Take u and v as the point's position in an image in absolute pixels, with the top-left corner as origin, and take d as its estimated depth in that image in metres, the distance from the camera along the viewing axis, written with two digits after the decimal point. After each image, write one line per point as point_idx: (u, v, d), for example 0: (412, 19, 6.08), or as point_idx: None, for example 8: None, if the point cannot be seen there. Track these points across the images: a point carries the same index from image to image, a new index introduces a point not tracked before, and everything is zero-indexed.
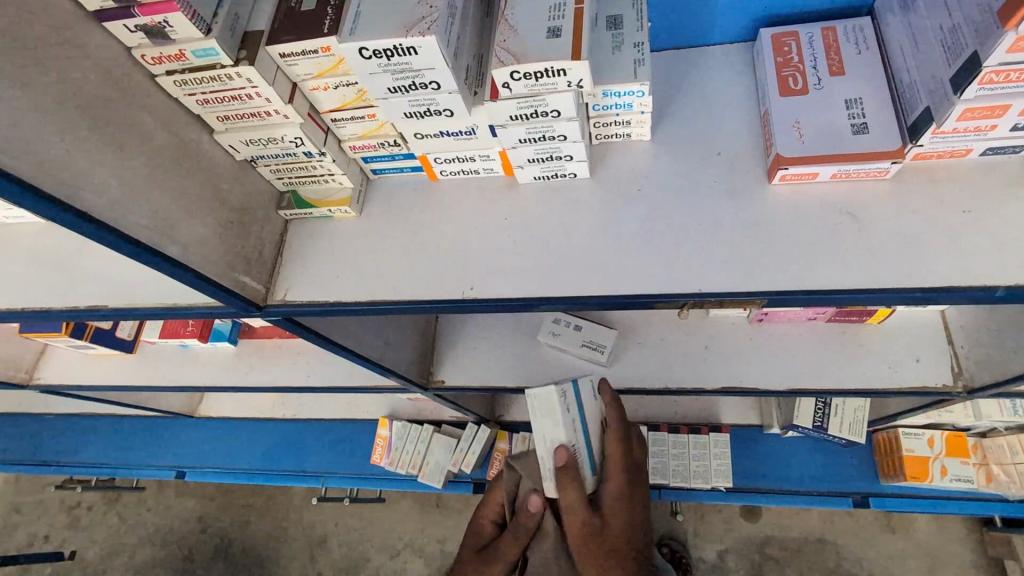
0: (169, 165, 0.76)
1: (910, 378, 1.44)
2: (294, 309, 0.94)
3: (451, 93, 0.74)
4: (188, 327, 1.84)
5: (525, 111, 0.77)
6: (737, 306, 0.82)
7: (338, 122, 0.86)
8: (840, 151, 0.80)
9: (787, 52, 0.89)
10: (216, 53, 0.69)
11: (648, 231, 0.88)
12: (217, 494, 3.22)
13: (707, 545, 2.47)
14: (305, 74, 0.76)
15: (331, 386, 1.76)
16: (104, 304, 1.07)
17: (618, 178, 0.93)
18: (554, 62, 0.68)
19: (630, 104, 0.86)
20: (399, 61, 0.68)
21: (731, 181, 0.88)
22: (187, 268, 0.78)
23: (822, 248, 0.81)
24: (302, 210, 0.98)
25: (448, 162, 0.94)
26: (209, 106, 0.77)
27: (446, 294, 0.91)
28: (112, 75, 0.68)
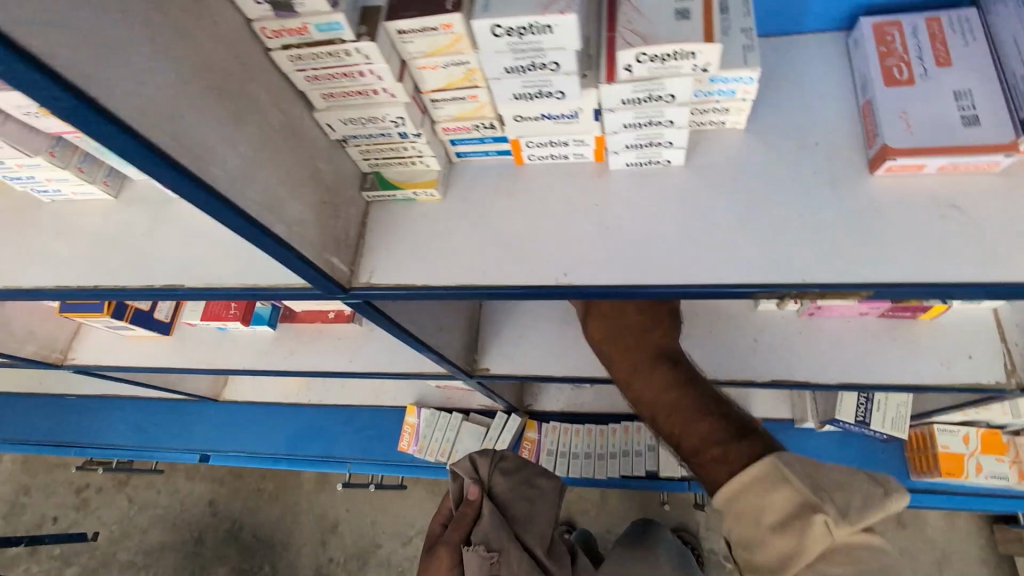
0: (278, 142, 0.75)
1: (963, 375, 1.45)
2: (380, 293, 0.94)
3: (569, 75, 0.73)
4: (230, 310, 1.78)
5: (639, 95, 0.76)
6: (839, 297, 0.82)
7: (437, 103, 0.85)
8: (951, 143, 0.79)
9: (889, 42, 0.88)
10: (340, 28, 0.68)
11: (744, 219, 0.87)
12: (227, 478, 3.23)
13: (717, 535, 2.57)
14: (417, 53, 0.75)
15: (372, 372, 1.75)
16: (181, 284, 1.04)
17: (712, 167, 0.92)
18: (685, 44, 0.67)
19: (734, 91, 0.85)
20: (530, 40, 0.66)
21: (830, 171, 0.87)
22: (290, 248, 0.77)
23: (928, 241, 0.80)
24: (386, 192, 0.97)
25: (539, 147, 0.92)
26: (317, 83, 0.76)
27: (537, 280, 0.90)
28: (235, 48, 0.67)
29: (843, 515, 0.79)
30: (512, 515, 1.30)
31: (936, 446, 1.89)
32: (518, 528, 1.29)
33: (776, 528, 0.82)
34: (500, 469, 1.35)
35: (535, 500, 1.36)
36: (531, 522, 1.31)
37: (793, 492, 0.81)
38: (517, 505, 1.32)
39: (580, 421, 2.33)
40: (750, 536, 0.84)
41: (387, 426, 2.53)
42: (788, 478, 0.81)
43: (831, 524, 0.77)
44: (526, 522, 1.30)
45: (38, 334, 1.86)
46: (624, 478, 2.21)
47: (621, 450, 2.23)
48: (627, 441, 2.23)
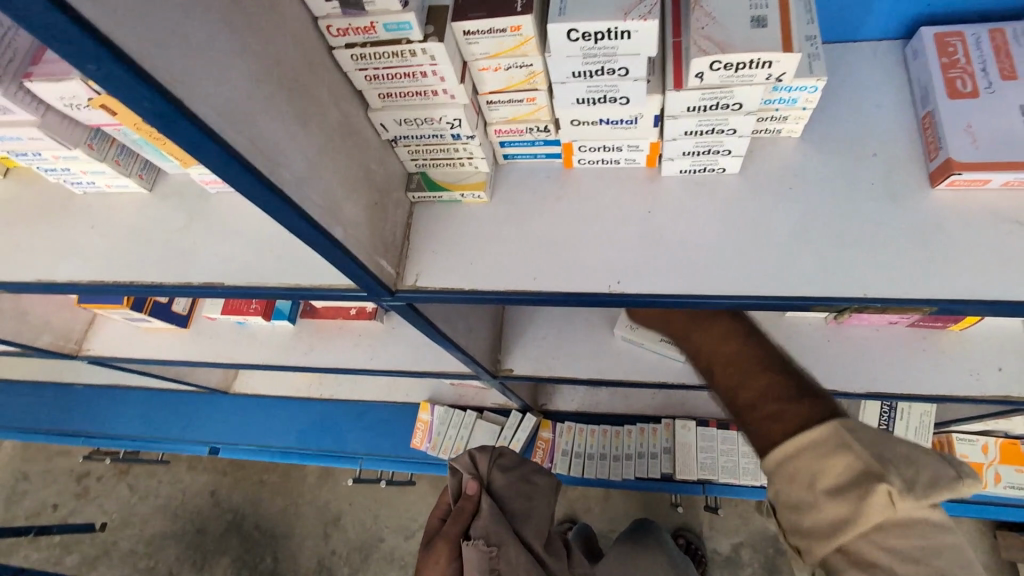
0: (337, 142, 0.73)
1: (992, 387, 1.44)
2: (426, 296, 0.92)
3: (637, 81, 0.71)
4: (251, 305, 1.75)
5: (705, 103, 0.74)
6: (899, 312, 0.81)
7: (492, 105, 0.83)
8: (1019, 158, 0.78)
9: (952, 53, 0.87)
10: (409, 28, 0.66)
11: (801, 230, 0.86)
12: (230, 469, 3.22)
13: (723, 538, 2.57)
14: (481, 54, 0.73)
15: (393, 370, 1.73)
16: (220, 283, 1.03)
17: (766, 175, 0.90)
18: (762, 53, 0.65)
19: (795, 100, 0.83)
20: (604, 45, 0.65)
21: (889, 183, 0.86)
22: (345, 251, 0.76)
23: (993, 255, 0.79)
24: (432, 193, 0.95)
25: (591, 151, 0.91)
26: (376, 82, 0.74)
27: (588, 288, 0.89)
28: (302, 46, 0.65)
29: (907, 488, 0.63)
30: (510, 510, 1.27)
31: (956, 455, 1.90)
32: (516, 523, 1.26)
33: (831, 495, 0.66)
34: (498, 464, 1.31)
35: (534, 497, 1.32)
36: (528, 517, 1.28)
37: (853, 458, 0.66)
38: (515, 500, 1.28)
39: (595, 421, 2.32)
40: (795, 498, 0.68)
41: (399, 422, 2.51)
42: (848, 443, 0.67)
43: (894, 495, 0.62)
44: (524, 516, 1.28)
45: (54, 324, 1.84)
46: (641, 479, 2.20)
47: (637, 451, 2.22)
48: (643, 443, 2.22)
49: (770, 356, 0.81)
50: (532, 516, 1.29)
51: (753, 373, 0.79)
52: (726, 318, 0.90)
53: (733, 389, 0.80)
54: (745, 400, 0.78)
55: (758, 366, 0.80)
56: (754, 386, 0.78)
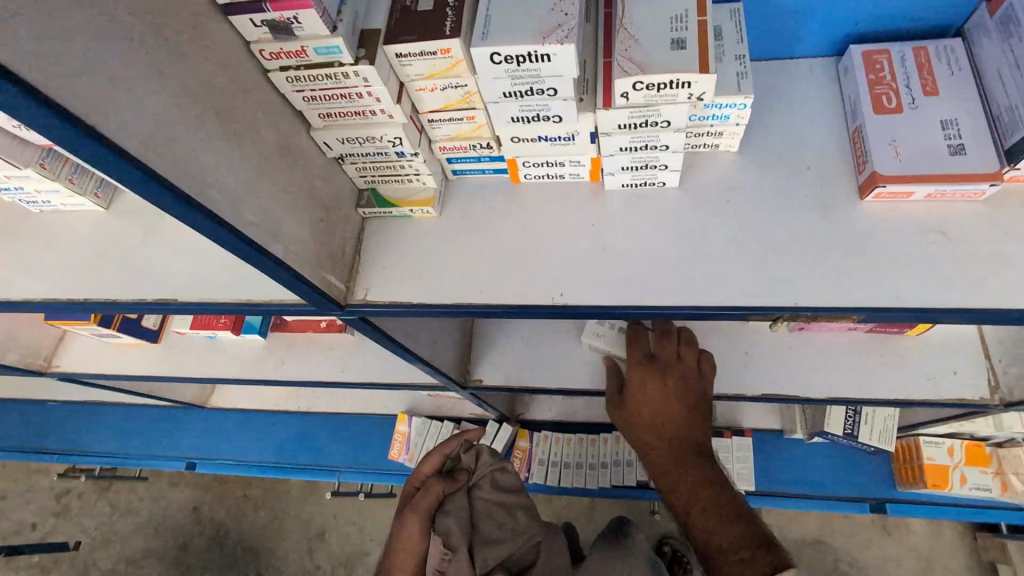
0: (275, 161, 0.75)
1: (948, 390, 1.47)
2: (376, 310, 0.93)
3: (566, 100, 0.73)
4: (220, 319, 1.76)
5: (635, 120, 0.77)
6: (831, 320, 0.83)
7: (434, 123, 0.85)
8: (938, 171, 0.81)
9: (878, 70, 0.90)
10: (339, 51, 0.68)
11: (738, 241, 0.88)
12: (213, 484, 3.19)
13: None
14: (416, 75, 0.75)
15: (363, 382, 1.74)
16: (173, 299, 1.03)
17: (706, 189, 0.93)
18: (680, 74, 0.68)
19: (727, 116, 0.86)
20: (528, 67, 0.67)
21: (822, 195, 0.89)
22: (288, 268, 0.77)
23: (919, 264, 0.82)
24: (382, 209, 0.97)
25: (536, 167, 0.93)
26: (314, 103, 0.76)
27: (534, 299, 0.91)
28: (233, 69, 0.67)
29: None
30: (481, 519, 1.22)
31: (922, 458, 1.92)
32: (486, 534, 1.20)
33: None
34: (491, 478, 1.28)
35: (512, 521, 1.25)
36: (499, 533, 1.22)
37: None
38: (490, 517, 1.23)
39: (571, 429, 2.33)
40: None
41: (378, 434, 2.51)
42: None
43: None
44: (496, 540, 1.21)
45: (22, 341, 1.83)
46: (617, 488, 2.21)
47: (613, 460, 2.22)
48: (619, 451, 2.23)
49: (729, 504, 1.17)
50: (506, 535, 1.22)
51: (702, 485, 1.20)
52: (705, 461, 1.22)
53: (709, 536, 1.14)
54: (715, 541, 1.13)
55: (717, 515, 1.16)
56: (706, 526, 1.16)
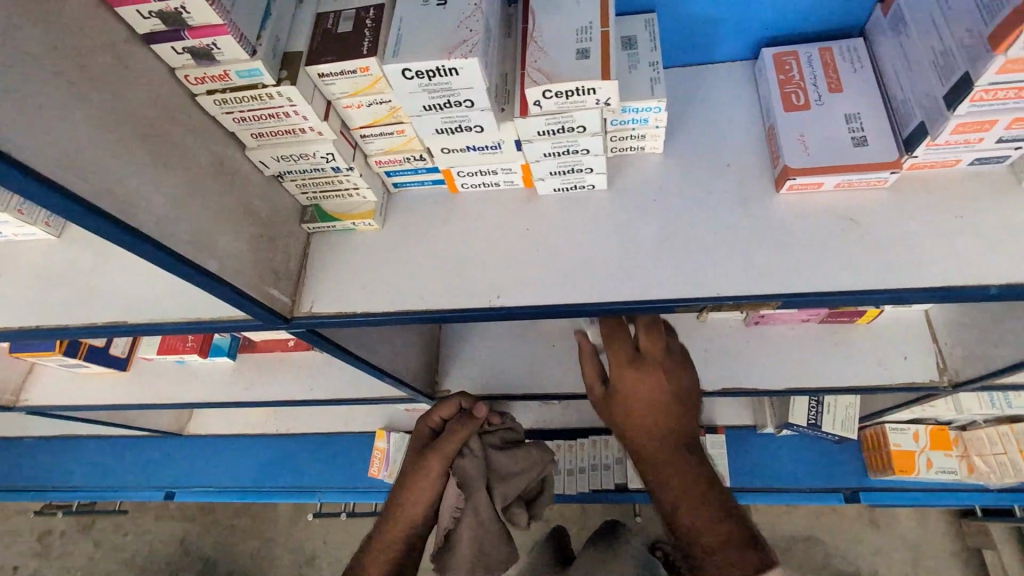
0: (207, 182, 0.78)
1: (899, 374, 1.51)
2: (321, 321, 0.96)
3: (483, 111, 0.77)
4: (188, 343, 1.77)
5: (552, 127, 0.81)
6: (752, 308, 0.87)
7: (366, 138, 0.88)
8: (843, 162, 0.86)
9: (788, 71, 0.96)
10: (260, 74, 0.72)
11: (665, 237, 0.93)
12: (199, 514, 3.15)
13: None
14: (340, 93, 0.79)
15: (333, 399, 1.75)
16: (124, 320, 1.05)
17: (634, 189, 0.97)
18: (585, 82, 0.72)
19: (646, 120, 0.91)
20: (439, 81, 0.71)
21: (741, 190, 0.93)
22: (227, 284, 0.80)
23: (830, 250, 0.87)
24: (325, 223, 1.00)
25: (471, 176, 0.97)
26: (245, 123, 0.80)
27: (473, 303, 0.94)
28: (158, 96, 0.70)
29: None
30: (494, 462, 1.19)
31: (889, 446, 1.96)
32: (499, 475, 1.19)
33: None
34: (501, 431, 1.24)
35: (526, 465, 1.23)
36: (512, 475, 1.20)
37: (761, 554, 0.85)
38: (504, 459, 1.20)
39: (549, 437, 2.34)
40: None
41: (358, 452, 2.50)
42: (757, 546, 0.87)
43: None
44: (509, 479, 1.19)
45: None
46: (594, 492, 2.22)
47: (590, 464, 2.23)
48: (596, 455, 2.24)
49: (723, 502, 0.92)
50: (518, 475, 1.21)
51: (695, 482, 0.94)
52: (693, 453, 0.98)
53: (695, 534, 0.90)
54: (698, 540, 0.89)
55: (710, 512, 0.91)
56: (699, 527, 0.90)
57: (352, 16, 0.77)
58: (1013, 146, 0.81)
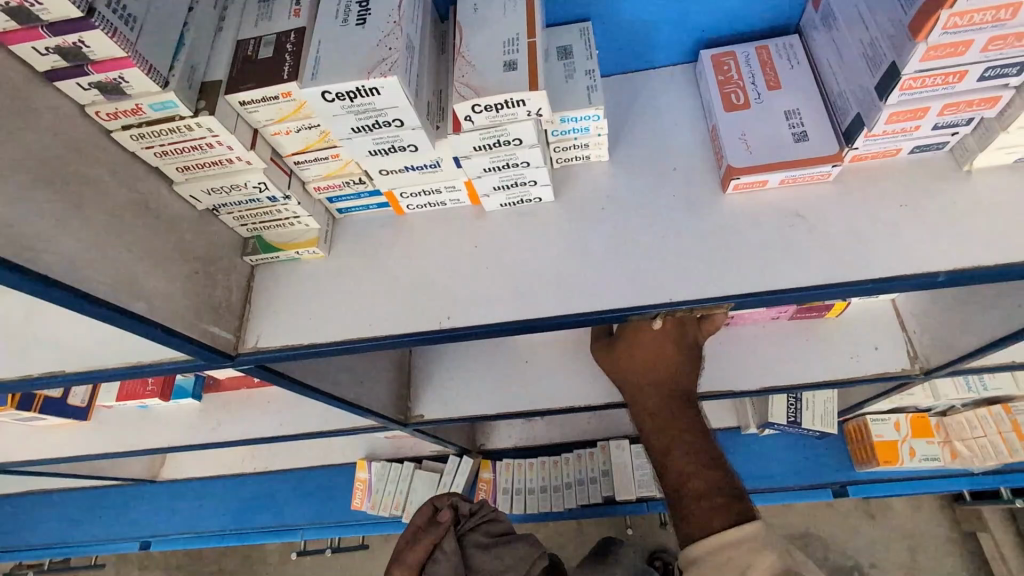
0: (129, 220, 0.74)
1: (872, 365, 1.48)
2: (268, 356, 0.92)
3: (414, 129, 0.75)
4: (148, 387, 1.70)
5: (487, 142, 0.79)
6: (705, 310, 0.86)
7: (301, 165, 0.86)
8: (785, 159, 0.85)
9: (727, 71, 0.95)
10: (175, 106, 0.69)
11: (616, 245, 0.91)
12: (182, 562, 3.04)
13: None
14: (266, 120, 0.76)
15: (304, 433, 1.69)
16: (62, 369, 1.00)
17: (583, 199, 0.96)
18: (513, 94, 0.71)
19: (587, 128, 0.89)
20: (362, 102, 0.69)
21: (690, 193, 0.92)
22: (158, 324, 0.76)
23: (779, 248, 0.86)
24: (268, 254, 0.97)
25: (415, 196, 0.95)
26: (168, 158, 0.76)
27: (424, 326, 0.91)
28: (66, 135, 0.67)
29: None
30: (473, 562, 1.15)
31: (871, 436, 1.95)
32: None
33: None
34: (481, 527, 1.20)
35: (512, 559, 1.16)
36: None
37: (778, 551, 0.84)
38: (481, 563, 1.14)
39: (532, 455, 2.30)
40: None
41: (341, 485, 2.43)
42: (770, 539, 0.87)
43: None
44: None
45: None
46: (582, 507, 2.15)
47: (577, 479, 2.17)
48: (581, 469, 2.18)
49: (715, 455, 1.01)
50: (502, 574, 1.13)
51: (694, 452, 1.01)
52: (692, 407, 1.07)
53: (685, 477, 0.99)
54: (689, 485, 0.98)
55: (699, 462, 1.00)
56: (686, 469, 1.00)
57: (272, 41, 0.75)
58: (950, 132, 0.81)
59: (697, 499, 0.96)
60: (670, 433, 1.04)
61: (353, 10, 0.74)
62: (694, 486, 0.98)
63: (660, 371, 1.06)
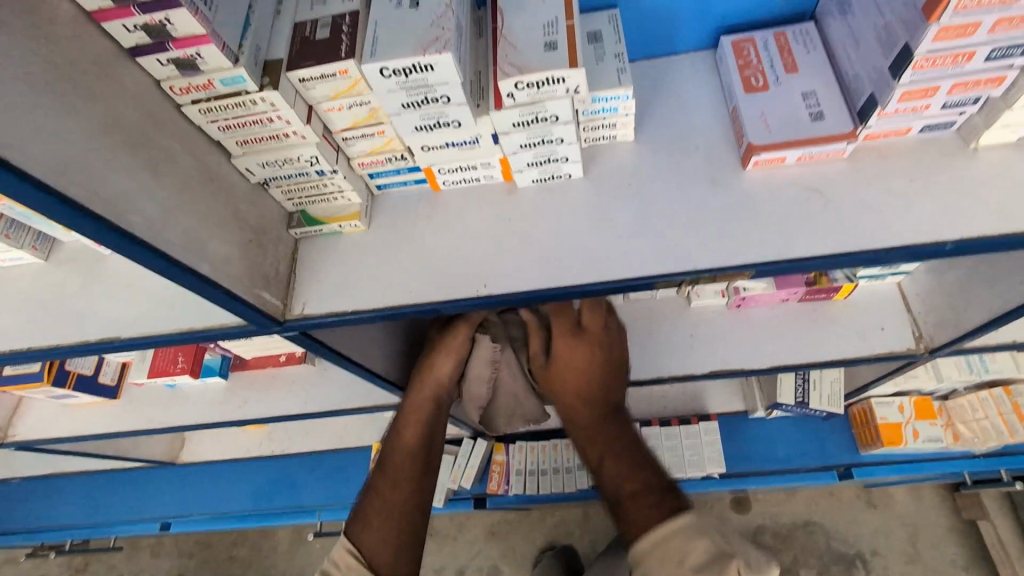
0: (194, 188, 0.80)
1: (877, 345, 1.54)
2: (314, 322, 0.98)
3: (460, 105, 0.81)
4: (178, 364, 1.75)
5: (526, 118, 0.85)
6: (728, 279, 0.92)
7: (348, 141, 0.91)
8: (803, 137, 0.91)
9: (746, 56, 1.01)
10: (243, 81, 0.74)
11: (642, 219, 0.97)
12: (197, 548, 3.09)
13: None
14: (322, 97, 0.82)
15: (329, 411, 1.75)
16: (116, 336, 1.05)
17: (610, 177, 1.02)
18: (554, 71, 0.77)
19: (616, 108, 0.95)
20: (416, 78, 0.75)
21: (711, 170, 0.98)
22: (220, 286, 0.82)
23: (797, 220, 0.92)
24: (312, 228, 1.02)
25: (451, 173, 1.00)
26: (230, 131, 0.82)
27: (460, 294, 0.97)
28: (144, 106, 0.72)
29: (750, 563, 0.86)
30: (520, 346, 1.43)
31: (875, 419, 2.01)
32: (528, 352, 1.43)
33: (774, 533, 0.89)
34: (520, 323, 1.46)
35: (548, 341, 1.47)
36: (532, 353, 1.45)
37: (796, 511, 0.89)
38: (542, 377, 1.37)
39: (544, 438, 2.36)
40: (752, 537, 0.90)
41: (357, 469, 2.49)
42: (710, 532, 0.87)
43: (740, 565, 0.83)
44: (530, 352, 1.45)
45: None
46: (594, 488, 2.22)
47: None
48: None
49: (647, 459, 1.04)
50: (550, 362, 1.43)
51: (629, 465, 1.03)
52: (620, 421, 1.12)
53: (620, 481, 1.01)
54: (625, 486, 1.00)
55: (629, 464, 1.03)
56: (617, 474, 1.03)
57: (328, 23, 0.80)
58: (958, 111, 0.87)
59: (636, 500, 0.97)
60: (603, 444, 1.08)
61: None
62: (631, 488, 0.99)
63: (585, 385, 1.15)
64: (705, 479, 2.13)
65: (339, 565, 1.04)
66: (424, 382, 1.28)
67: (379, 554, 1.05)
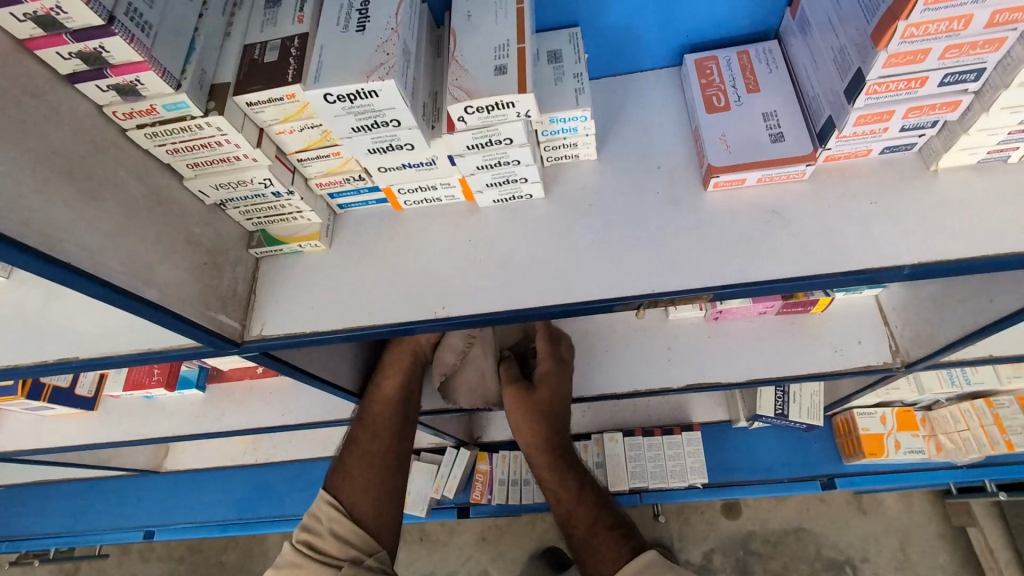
0: (143, 212, 0.79)
1: (855, 359, 1.53)
2: (274, 343, 0.97)
3: (411, 129, 0.80)
4: (153, 376, 1.75)
5: (480, 141, 0.84)
6: (687, 302, 0.91)
7: (304, 162, 0.91)
8: (762, 158, 0.90)
9: (709, 74, 1.00)
10: (187, 106, 0.74)
11: (603, 240, 0.96)
12: (185, 554, 3.09)
13: (692, 547, 2.56)
14: (272, 120, 0.81)
15: (306, 423, 1.74)
16: (74, 356, 1.04)
17: (572, 196, 1.01)
18: (502, 96, 0.76)
19: (576, 129, 0.94)
20: (362, 103, 0.74)
21: (673, 191, 0.97)
22: (170, 312, 0.81)
23: (756, 241, 0.91)
24: (272, 247, 1.02)
25: (411, 193, 1.00)
26: (179, 154, 0.81)
27: (420, 316, 0.96)
28: (86, 133, 0.72)
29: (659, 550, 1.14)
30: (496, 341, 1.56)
31: (858, 429, 2.01)
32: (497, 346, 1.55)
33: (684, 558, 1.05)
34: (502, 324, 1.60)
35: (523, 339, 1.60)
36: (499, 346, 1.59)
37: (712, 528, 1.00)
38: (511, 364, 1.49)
39: None
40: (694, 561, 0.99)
41: None
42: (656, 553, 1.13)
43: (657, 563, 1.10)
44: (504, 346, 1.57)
45: None
46: None
47: None
48: None
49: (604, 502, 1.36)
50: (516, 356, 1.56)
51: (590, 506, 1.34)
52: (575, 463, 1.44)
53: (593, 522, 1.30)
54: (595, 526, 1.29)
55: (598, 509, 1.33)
56: (584, 515, 1.33)
57: (277, 46, 0.80)
58: (918, 133, 0.86)
59: (607, 535, 1.26)
60: (568, 485, 1.39)
61: (353, 17, 0.79)
62: (602, 525, 1.29)
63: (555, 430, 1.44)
64: (688, 489, 2.13)
65: (322, 514, 1.23)
66: (398, 349, 1.39)
67: (357, 504, 1.24)
